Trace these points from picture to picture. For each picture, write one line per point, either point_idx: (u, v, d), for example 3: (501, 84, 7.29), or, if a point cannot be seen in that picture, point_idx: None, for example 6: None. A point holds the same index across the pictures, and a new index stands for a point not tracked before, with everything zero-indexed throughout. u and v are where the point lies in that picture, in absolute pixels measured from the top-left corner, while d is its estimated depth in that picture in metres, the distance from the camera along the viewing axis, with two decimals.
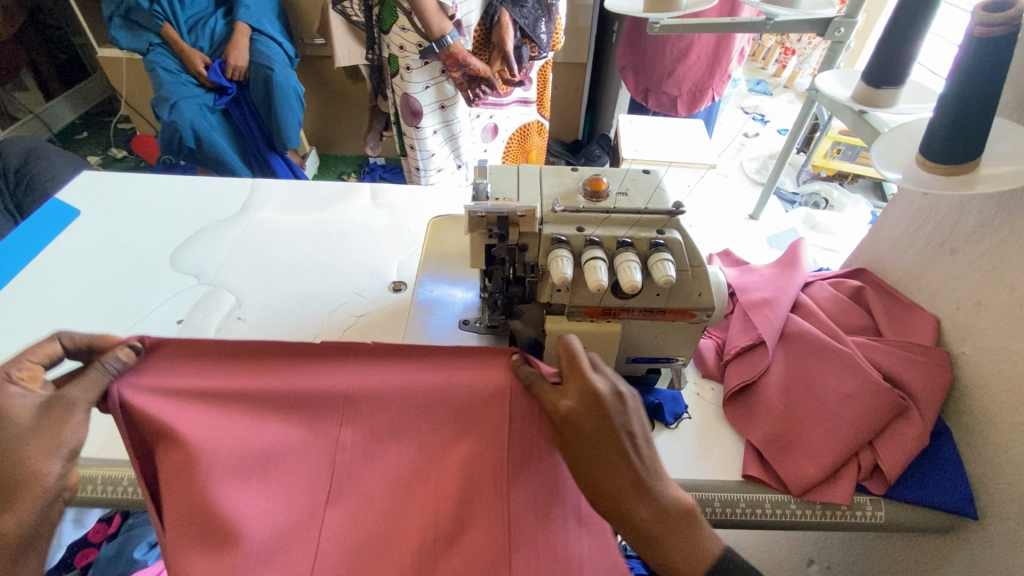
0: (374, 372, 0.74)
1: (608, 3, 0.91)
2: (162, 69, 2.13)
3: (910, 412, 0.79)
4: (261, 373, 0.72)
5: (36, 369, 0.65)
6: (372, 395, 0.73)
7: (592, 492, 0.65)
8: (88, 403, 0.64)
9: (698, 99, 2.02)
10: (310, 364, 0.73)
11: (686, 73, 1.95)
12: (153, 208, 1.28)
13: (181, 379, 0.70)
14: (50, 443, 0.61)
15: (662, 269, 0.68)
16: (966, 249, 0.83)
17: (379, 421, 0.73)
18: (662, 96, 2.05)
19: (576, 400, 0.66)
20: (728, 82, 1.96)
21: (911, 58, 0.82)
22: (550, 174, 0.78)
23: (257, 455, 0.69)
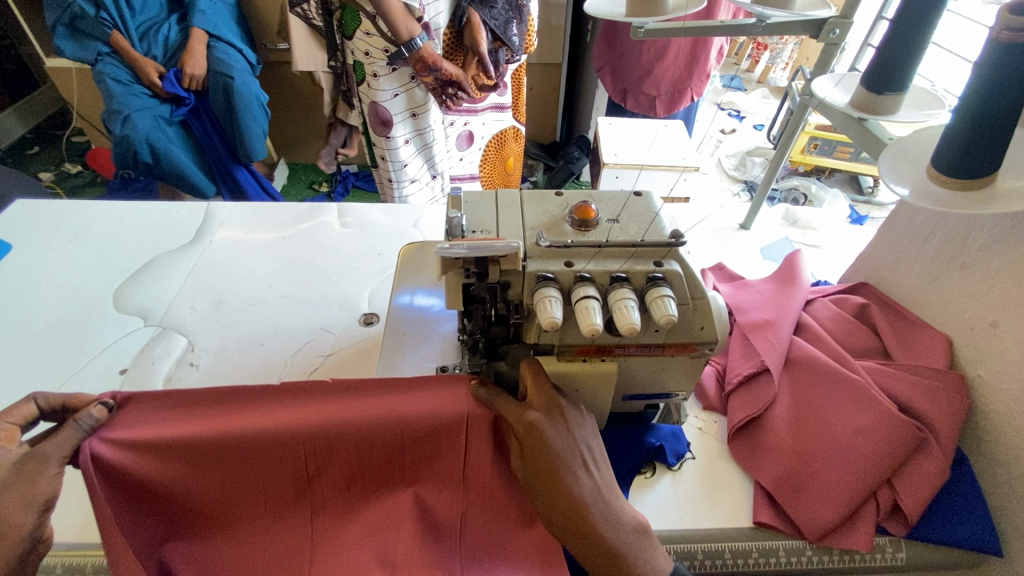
0: (336, 406, 0.71)
1: (587, 6, 0.84)
2: (112, 80, 1.97)
3: (929, 445, 0.73)
4: (224, 421, 0.69)
5: (11, 430, 0.64)
6: (331, 431, 0.69)
7: (552, 508, 0.61)
8: (62, 457, 0.63)
9: (677, 99, 1.97)
10: (275, 418, 0.70)
11: (664, 73, 1.88)
12: (96, 239, 1.17)
13: (142, 437, 0.66)
14: (25, 495, 0.59)
15: (663, 307, 0.60)
16: (979, 266, 0.77)
17: (338, 451, 0.70)
18: (640, 96, 1.98)
19: (540, 414, 0.65)
20: (707, 81, 1.89)
21: (914, 64, 0.76)
22: (532, 201, 0.71)
23: (226, 484, 0.70)
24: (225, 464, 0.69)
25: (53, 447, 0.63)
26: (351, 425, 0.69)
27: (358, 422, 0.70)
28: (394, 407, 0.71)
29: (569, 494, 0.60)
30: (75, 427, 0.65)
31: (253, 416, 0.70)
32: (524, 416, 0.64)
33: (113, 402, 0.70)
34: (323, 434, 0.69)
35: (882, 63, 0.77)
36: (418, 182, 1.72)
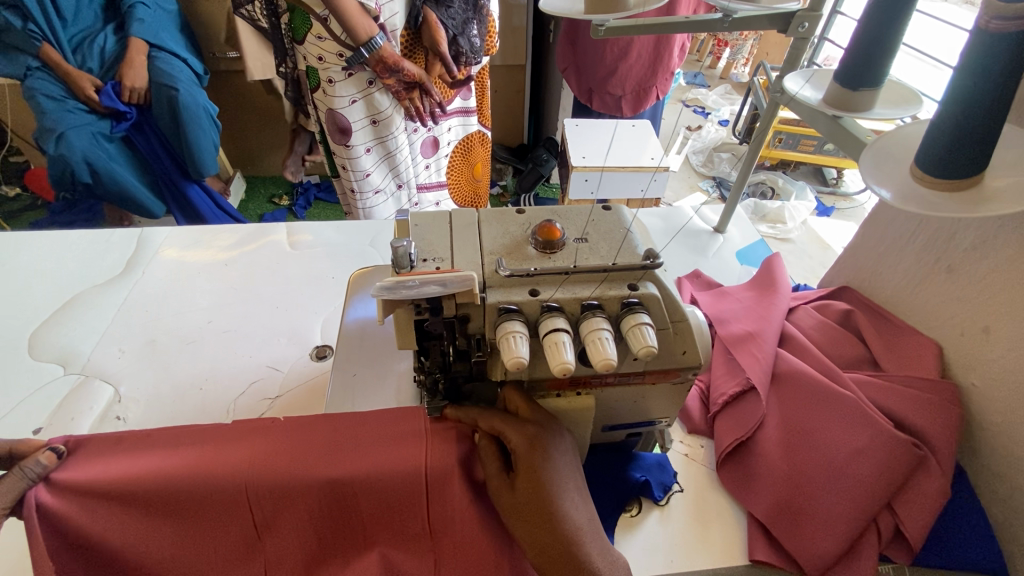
0: (292, 456, 0.60)
1: (543, 4, 0.77)
2: (43, 96, 1.81)
3: (928, 462, 0.68)
4: (165, 476, 0.58)
5: None
6: (292, 485, 0.58)
7: (536, 537, 0.53)
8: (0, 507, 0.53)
9: (643, 98, 1.92)
10: (205, 489, 0.58)
11: (630, 70, 1.83)
12: (16, 274, 1.05)
13: (75, 491, 0.57)
14: None
15: (641, 336, 0.53)
16: (966, 267, 0.74)
17: (298, 505, 0.59)
18: (606, 96, 1.92)
19: (532, 430, 0.57)
20: (671, 80, 1.88)
21: (892, 54, 0.71)
22: (490, 221, 0.63)
23: (170, 546, 0.58)
24: (167, 528, 0.58)
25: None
26: (309, 476, 0.58)
27: (317, 470, 0.59)
28: (360, 451, 0.60)
29: (552, 533, 0.52)
30: (18, 474, 0.55)
31: (195, 453, 0.60)
32: (524, 431, 0.57)
33: (64, 447, 0.60)
34: (279, 487, 0.58)
35: (855, 58, 0.72)
36: (383, 193, 1.60)
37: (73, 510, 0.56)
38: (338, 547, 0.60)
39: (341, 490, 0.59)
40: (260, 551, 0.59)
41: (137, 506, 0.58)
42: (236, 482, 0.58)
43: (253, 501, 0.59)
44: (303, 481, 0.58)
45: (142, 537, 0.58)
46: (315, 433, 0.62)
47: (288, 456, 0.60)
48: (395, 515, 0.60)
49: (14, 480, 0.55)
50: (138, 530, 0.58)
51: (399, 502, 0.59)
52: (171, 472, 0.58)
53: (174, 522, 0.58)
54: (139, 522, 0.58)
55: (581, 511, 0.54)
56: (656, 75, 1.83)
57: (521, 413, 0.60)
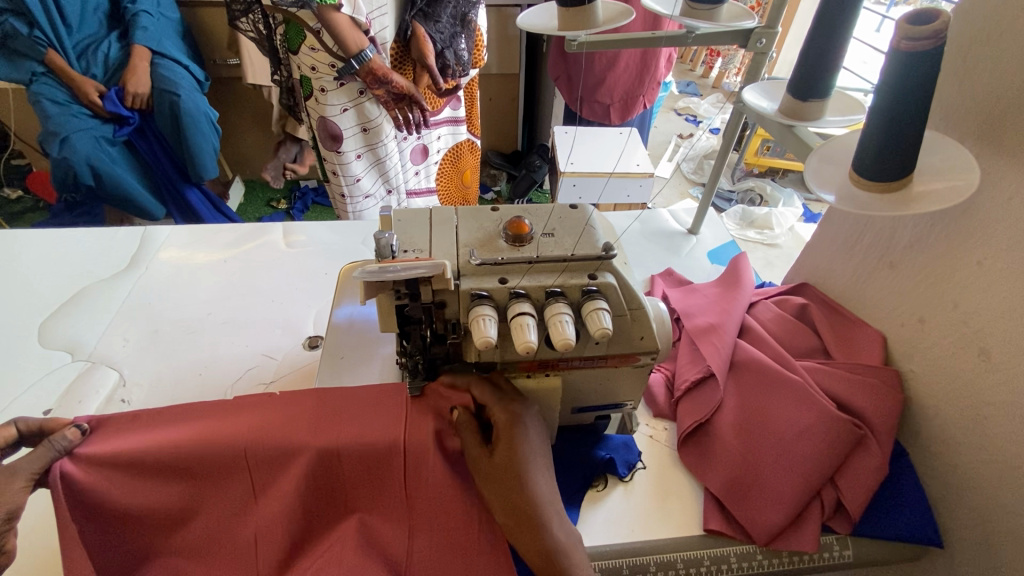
0: (282, 428, 0.66)
1: (520, 22, 0.84)
2: (48, 101, 1.87)
3: (867, 441, 0.75)
4: (168, 446, 0.65)
5: None
6: (283, 454, 0.65)
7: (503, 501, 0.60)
8: (30, 474, 0.60)
9: (630, 107, 1.99)
10: (203, 458, 0.64)
11: (617, 80, 1.91)
12: (24, 268, 1.11)
13: (92, 461, 0.63)
14: None
15: (598, 320, 0.59)
16: (904, 264, 0.81)
17: (288, 472, 0.65)
18: (595, 105, 1.99)
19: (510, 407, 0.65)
20: (657, 88, 1.96)
21: (835, 70, 0.77)
22: (466, 218, 0.70)
23: (171, 508, 0.64)
24: (172, 491, 0.64)
25: (22, 462, 0.60)
26: (300, 445, 0.65)
27: (308, 440, 0.65)
28: (347, 424, 0.67)
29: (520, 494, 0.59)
30: (47, 447, 0.62)
31: (199, 427, 0.67)
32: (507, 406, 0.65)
33: (87, 425, 0.67)
34: (274, 455, 0.65)
35: (803, 71, 0.79)
36: (373, 198, 1.67)
37: (91, 476, 0.63)
38: (324, 515, 0.66)
39: (329, 459, 0.65)
40: (252, 517, 0.65)
41: (146, 471, 0.64)
42: (239, 450, 0.65)
43: (252, 468, 0.65)
44: (296, 450, 0.65)
45: (151, 501, 0.64)
46: (308, 409, 0.69)
47: (284, 427, 0.66)
48: (377, 484, 0.66)
49: (43, 451, 0.62)
50: (148, 494, 0.64)
51: (382, 471, 0.65)
52: (179, 441, 0.65)
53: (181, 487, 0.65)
54: (148, 487, 0.64)
55: (546, 485, 0.61)
56: (642, 84, 1.91)
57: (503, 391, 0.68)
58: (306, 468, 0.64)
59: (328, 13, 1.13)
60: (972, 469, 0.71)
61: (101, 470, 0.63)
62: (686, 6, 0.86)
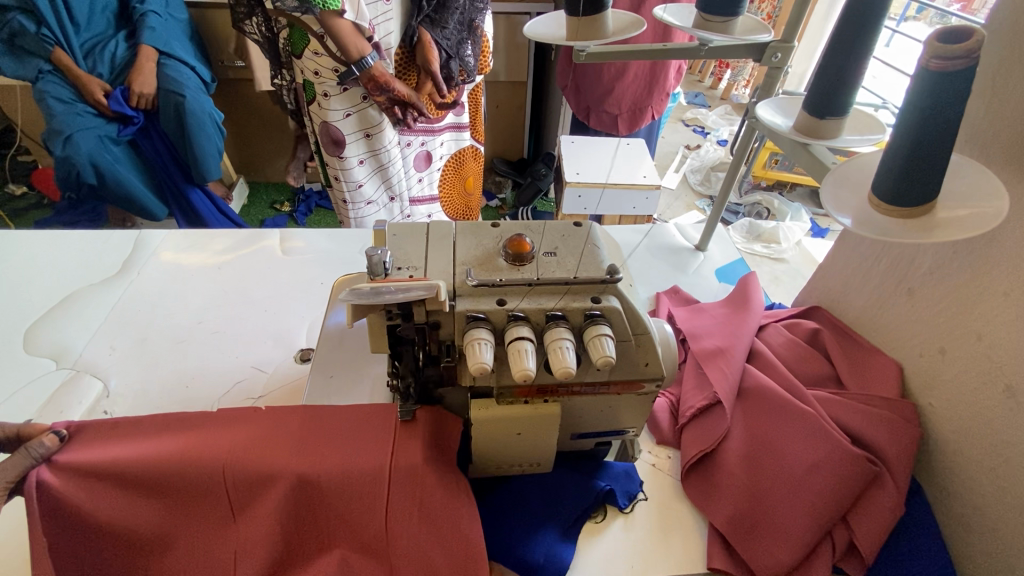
0: (266, 449, 0.63)
1: (526, 30, 0.81)
2: (53, 99, 1.86)
3: (882, 478, 0.71)
4: (148, 459, 0.62)
5: None
6: (265, 476, 0.62)
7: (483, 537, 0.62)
8: (5, 483, 0.58)
9: (639, 117, 1.97)
10: (184, 473, 0.61)
11: (625, 91, 1.88)
12: (16, 271, 1.08)
13: (70, 470, 0.61)
14: None
15: (600, 347, 0.56)
16: (925, 291, 0.77)
17: (268, 497, 0.61)
18: (602, 114, 1.97)
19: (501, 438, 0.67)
20: (667, 99, 1.94)
21: (855, 87, 0.74)
22: (465, 234, 0.66)
23: (145, 526, 0.61)
24: (148, 508, 0.61)
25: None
26: (284, 469, 0.62)
27: (291, 464, 0.62)
28: (334, 446, 0.64)
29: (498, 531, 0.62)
30: (24, 455, 0.60)
31: (182, 440, 0.64)
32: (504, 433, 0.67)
33: (66, 430, 0.65)
34: (256, 476, 0.62)
35: (821, 88, 0.75)
36: (375, 204, 1.64)
37: (68, 489, 0.60)
38: (304, 542, 0.62)
39: (312, 482, 0.62)
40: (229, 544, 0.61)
41: (123, 485, 0.61)
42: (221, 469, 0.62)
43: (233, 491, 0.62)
44: (279, 473, 0.62)
45: (127, 521, 0.61)
46: (294, 427, 0.66)
47: (268, 448, 0.64)
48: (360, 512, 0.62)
49: (20, 458, 0.59)
50: (123, 514, 0.61)
51: (367, 497, 0.62)
52: (159, 459, 0.62)
53: (159, 507, 0.62)
54: (125, 501, 0.61)
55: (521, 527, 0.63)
56: (651, 95, 1.88)
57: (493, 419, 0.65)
58: (288, 492, 0.61)
59: (330, 18, 1.12)
60: (994, 513, 0.67)
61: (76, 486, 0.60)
62: (700, 18, 0.84)
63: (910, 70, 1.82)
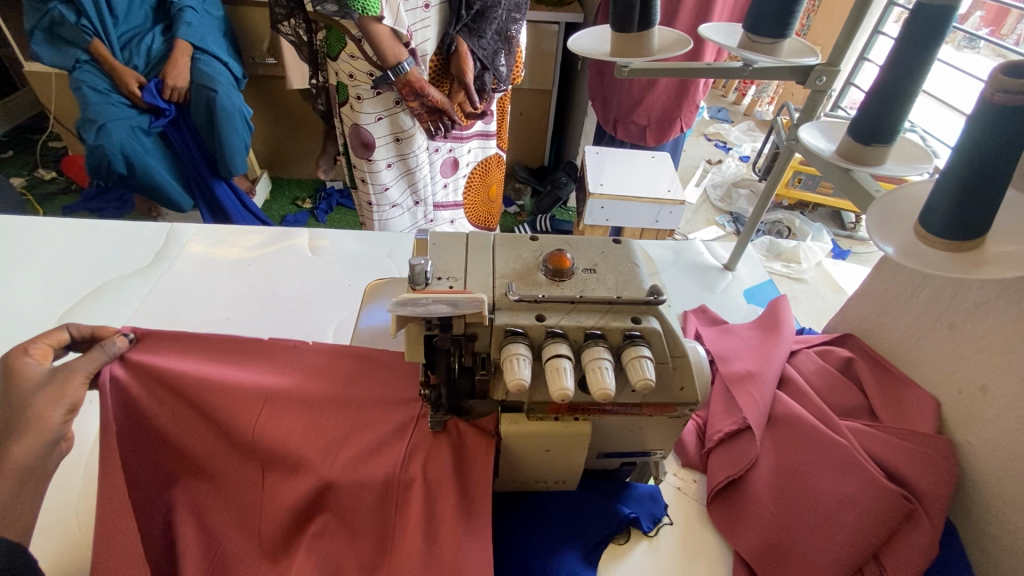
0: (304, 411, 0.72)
1: (570, 43, 0.80)
2: (89, 88, 1.90)
3: (917, 515, 0.69)
4: (212, 384, 0.72)
5: (45, 348, 0.68)
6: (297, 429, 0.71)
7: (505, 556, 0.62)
8: (88, 372, 0.67)
9: (667, 129, 1.93)
10: (236, 406, 0.72)
11: (655, 102, 1.86)
12: (50, 257, 1.10)
13: (147, 376, 0.72)
14: (56, 394, 0.63)
15: (640, 369, 0.55)
16: (967, 326, 0.75)
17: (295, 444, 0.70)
18: (629, 126, 1.95)
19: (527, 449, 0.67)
20: (696, 113, 1.91)
21: (904, 115, 0.71)
22: (504, 246, 0.66)
23: (191, 436, 0.71)
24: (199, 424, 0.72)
25: (80, 363, 0.67)
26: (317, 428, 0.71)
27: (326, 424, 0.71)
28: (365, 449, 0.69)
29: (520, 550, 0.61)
30: (100, 351, 0.70)
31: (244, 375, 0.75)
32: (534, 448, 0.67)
33: (134, 334, 0.74)
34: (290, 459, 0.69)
35: (870, 113, 0.73)
36: (399, 208, 1.65)
37: (141, 391, 0.71)
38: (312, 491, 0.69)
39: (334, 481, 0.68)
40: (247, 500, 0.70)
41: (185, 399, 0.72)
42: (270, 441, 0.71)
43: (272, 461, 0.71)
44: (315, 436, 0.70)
45: (180, 435, 0.71)
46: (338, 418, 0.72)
47: (309, 439, 0.70)
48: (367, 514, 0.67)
49: (97, 354, 0.69)
50: (182, 437, 0.71)
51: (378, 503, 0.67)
52: (227, 408, 0.71)
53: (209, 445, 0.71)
54: (183, 413, 0.72)
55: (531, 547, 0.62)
56: (680, 108, 1.86)
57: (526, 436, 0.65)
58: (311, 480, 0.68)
59: (369, 23, 1.13)
60: None
61: (154, 395, 0.71)
62: (746, 38, 0.84)
63: (944, 94, 1.80)
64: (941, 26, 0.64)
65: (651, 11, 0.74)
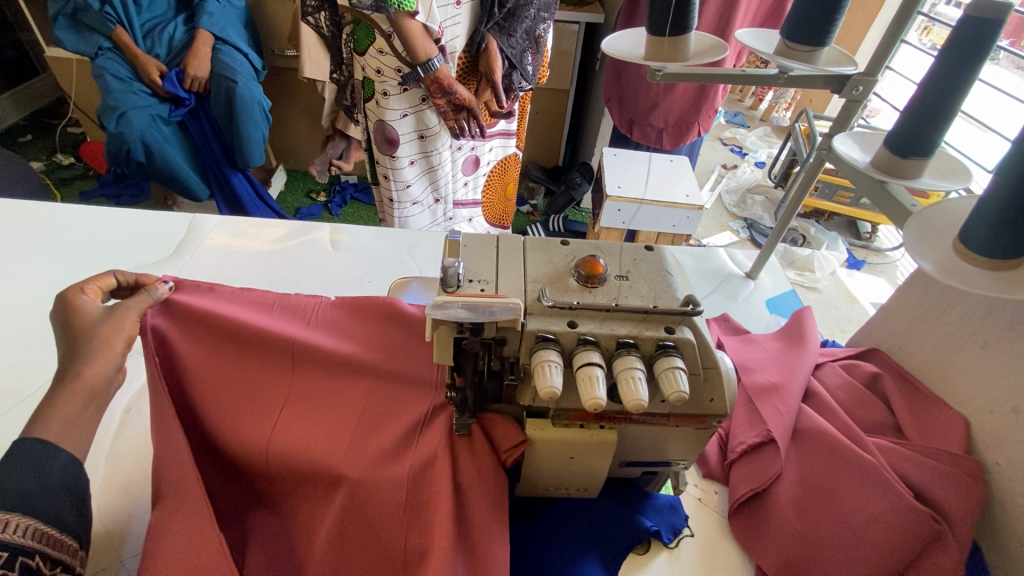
0: (331, 363, 0.76)
1: (605, 46, 0.78)
2: (111, 76, 1.90)
3: (946, 537, 0.67)
4: (246, 329, 0.77)
5: (98, 289, 0.74)
6: (323, 380, 0.76)
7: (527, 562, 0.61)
8: (138, 312, 0.72)
9: (684, 133, 1.91)
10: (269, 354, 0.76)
11: (673, 104, 1.82)
12: (72, 244, 1.11)
13: (181, 318, 0.76)
14: (117, 325, 0.70)
15: (673, 381, 0.54)
16: (1001, 345, 0.74)
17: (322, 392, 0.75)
18: (646, 128, 1.92)
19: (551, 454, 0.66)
20: (714, 117, 1.88)
21: (942, 129, 0.69)
22: (535, 250, 0.66)
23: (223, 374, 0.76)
24: (229, 364, 0.76)
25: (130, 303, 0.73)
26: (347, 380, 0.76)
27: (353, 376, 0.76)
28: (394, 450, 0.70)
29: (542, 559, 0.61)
30: (146, 295, 0.75)
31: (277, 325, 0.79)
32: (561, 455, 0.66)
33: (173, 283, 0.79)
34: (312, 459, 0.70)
35: (909, 123, 0.70)
36: (420, 205, 1.64)
37: (177, 330, 0.76)
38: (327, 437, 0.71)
39: (356, 468, 0.68)
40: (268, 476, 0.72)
41: (219, 341, 0.76)
42: (303, 399, 0.75)
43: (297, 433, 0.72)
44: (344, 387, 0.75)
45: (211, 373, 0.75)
46: (378, 414, 0.73)
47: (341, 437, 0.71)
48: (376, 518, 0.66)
49: (143, 296, 0.74)
50: (222, 384, 0.75)
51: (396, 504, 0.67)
52: (277, 376, 0.76)
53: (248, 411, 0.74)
54: (216, 353, 0.76)
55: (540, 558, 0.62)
56: (699, 112, 1.82)
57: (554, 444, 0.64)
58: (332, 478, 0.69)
59: (402, 19, 1.12)
60: None
61: (187, 334, 0.76)
62: (783, 45, 0.82)
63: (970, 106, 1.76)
64: (990, 37, 0.63)
65: (690, 16, 0.72)
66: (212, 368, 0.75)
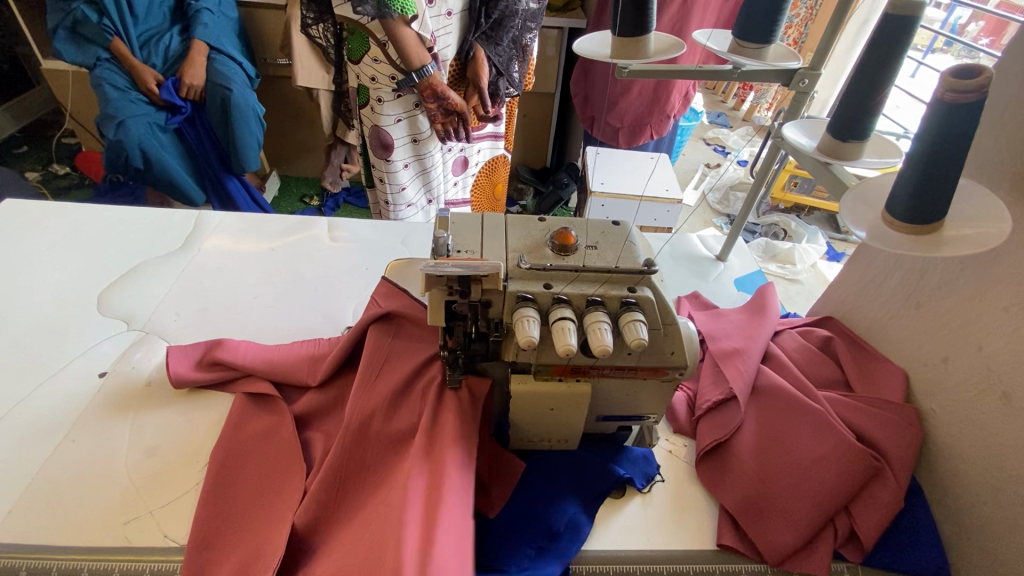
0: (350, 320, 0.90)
1: (574, 46, 0.87)
2: (109, 86, 1.97)
3: (884, 474, 0.76)
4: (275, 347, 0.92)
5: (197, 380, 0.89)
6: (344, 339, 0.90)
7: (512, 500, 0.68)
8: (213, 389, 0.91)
9: (638, 133, 2.00)
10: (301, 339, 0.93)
11: (628, 105, 1.92)
12: (86, 240, 1.18)
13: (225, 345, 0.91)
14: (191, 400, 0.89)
15: (634, 330, 0.63)
16: (931, 305, 0.83)
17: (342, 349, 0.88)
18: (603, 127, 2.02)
19: (534, 404, 0.74)
20: (667, 121, 1.97)
21: (876, 111, 0.77)
22: (515, 225, 0.75)
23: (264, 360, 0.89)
24: (270, 356, 0.90)
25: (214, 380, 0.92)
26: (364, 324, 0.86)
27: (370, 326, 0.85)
28: (396, 408, 0.77)
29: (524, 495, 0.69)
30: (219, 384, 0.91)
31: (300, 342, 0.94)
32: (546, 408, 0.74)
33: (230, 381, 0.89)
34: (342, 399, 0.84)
35: (847, 109, 0.78)
36: (414, 207, 1.73)
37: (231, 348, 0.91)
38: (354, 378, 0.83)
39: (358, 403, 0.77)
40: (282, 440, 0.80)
41: (260, 349, 0.91)
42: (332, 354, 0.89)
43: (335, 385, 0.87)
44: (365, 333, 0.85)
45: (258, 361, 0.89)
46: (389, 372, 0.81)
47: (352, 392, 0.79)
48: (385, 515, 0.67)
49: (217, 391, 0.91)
50: (264, 361, 0.89)
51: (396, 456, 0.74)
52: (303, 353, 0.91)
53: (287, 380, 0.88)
54: (258, 354, 0.90)
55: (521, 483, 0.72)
56: (652, 114, 1.92)
57: (536, 396, 0.73)
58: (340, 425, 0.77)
59: (398, 27, 1.21)
60: (983, 512, 0.73)
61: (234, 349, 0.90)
62: (736, 44, 0.92)
63: None
64: (906, 34, 0.71)
65: (647, 17, 0.81)
66: (257, 361, 0.89)
